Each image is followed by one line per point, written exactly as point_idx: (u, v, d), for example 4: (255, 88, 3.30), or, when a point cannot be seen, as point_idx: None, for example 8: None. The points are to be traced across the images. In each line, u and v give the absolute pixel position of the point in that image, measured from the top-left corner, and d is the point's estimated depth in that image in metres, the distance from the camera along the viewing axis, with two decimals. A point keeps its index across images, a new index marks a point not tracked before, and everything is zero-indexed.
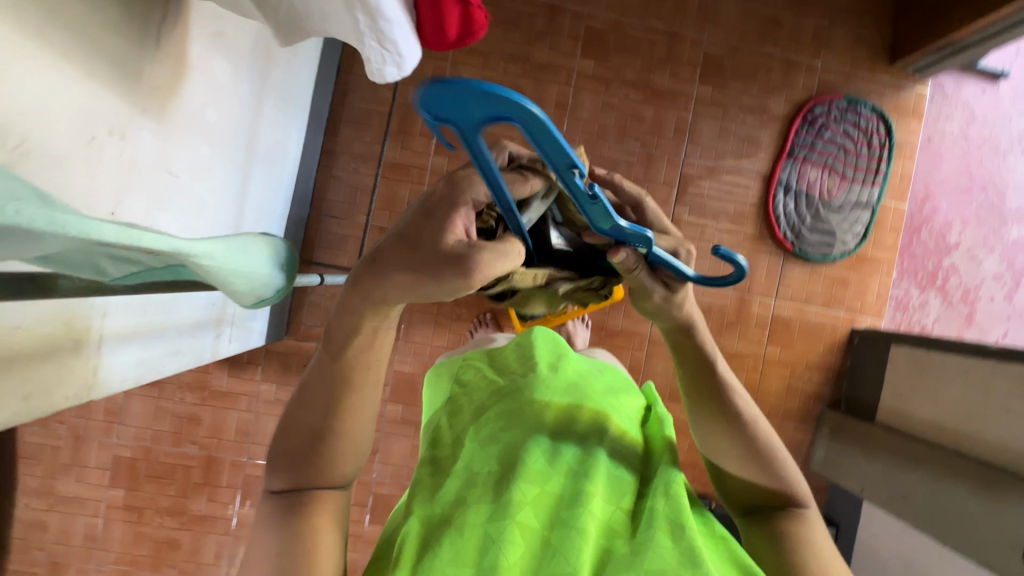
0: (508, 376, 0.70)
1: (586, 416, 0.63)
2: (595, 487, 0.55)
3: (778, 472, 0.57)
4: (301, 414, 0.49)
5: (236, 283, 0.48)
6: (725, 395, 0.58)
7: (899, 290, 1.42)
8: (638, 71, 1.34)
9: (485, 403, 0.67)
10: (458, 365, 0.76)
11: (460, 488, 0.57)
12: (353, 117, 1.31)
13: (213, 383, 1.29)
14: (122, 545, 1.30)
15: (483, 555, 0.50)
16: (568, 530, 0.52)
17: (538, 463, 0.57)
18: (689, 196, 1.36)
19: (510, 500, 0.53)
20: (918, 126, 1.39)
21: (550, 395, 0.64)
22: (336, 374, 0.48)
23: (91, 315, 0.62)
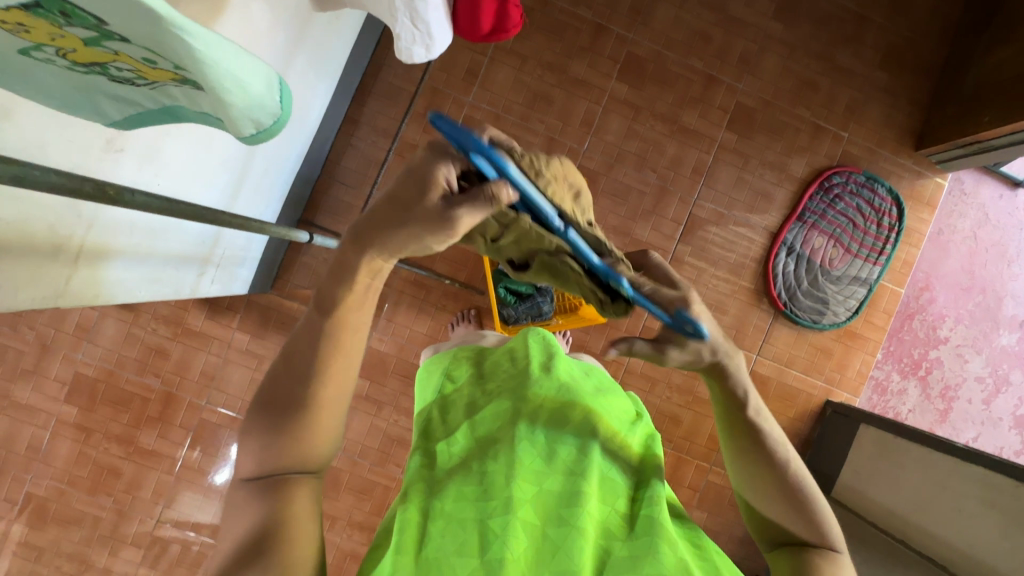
0: (502, 371, 0.67)
1: (580, 416, 0.59)
2: (589, 487, 0.53)
3: (812, 511, 0.55)
4: (284, 375, 0.49)
5: (229, 93, 0.39)
6: (760, 433, 0.57)
7: (881, 372, 1.42)
8: (669, 105, 1.35)
9: (477, 398, 0.63)
10: (445, 361, 0.72)
11: (460, 478, 0.54)
12: (383, 91, 1.32)
13: (189, 321, 1.29)
14: (64, 462, 1.29)
15: (484, 549, 0.48)
16: (566, 527, 0.50)
17: (533, 461, 0.55)
18: (693, 236, 1.36)
19: (512, 495, 0.51)
20: (931, 216, 1.40)
21: (541, 394, 0.61)
22: (324, 333, 0.49)
23: (75, 227, 0.63)
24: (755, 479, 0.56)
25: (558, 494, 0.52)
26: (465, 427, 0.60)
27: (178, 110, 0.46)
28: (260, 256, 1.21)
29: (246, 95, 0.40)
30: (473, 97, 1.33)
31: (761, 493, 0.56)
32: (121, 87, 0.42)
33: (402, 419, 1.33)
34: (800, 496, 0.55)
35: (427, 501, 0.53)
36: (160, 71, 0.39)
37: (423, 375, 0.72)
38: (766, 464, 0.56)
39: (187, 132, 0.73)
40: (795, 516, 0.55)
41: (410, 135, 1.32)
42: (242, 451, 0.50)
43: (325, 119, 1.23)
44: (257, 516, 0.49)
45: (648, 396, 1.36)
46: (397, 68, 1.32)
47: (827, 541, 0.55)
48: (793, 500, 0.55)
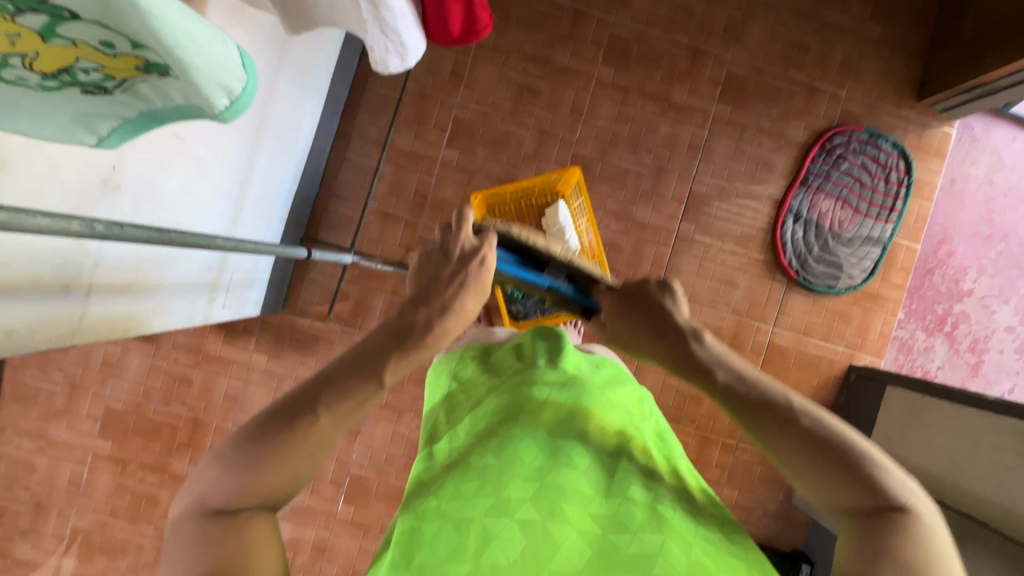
0: (506, 371, 0.67)
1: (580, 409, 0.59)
2: (584, 481, 0.52)
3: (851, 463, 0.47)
4: (296, 409, 0.48)
5: (188, 54, 0.36)
6: (754, 394, 0.53)
7: (904, 332, 1.38)
8: (658, 83, 1.34)
9: (482, 398, 0.64)
10: (452, 362, 0.72)
11: (459, 476, 0.53)
12: (371, 103, 1.33)
13: (208, 347, 1.32)
14: (104, 495, 1.33)
15: (480, 551, 0.46)
16: (563, 524, 0.48)
17: (533, 459, 0.53)
18: (696, 213, 1.34)
19: (509, 495, 0.50)
20: (941, 166, 1.35)
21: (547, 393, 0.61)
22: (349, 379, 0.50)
23: (82, 264, 0.65)
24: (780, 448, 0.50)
25: (555, 490, 0.50)
26: (467, 427, 0.60)
27: (157, 114, 0.44)
28: (269, 278, 1.23)
29: (209, 62, 0.37)
30: (460, 98, 1.33)
31: (795, 458, 0.49)
32: (90, 93, 0.39)
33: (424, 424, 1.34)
34: (840, 449, 0.48)
35: (424, 504, 0.52)
36: (121, 60, 0.36)
37: (432, 376, 0.73)
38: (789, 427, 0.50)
39: (182, 167, 0.75)
40: (843, 478, 0.47)
41: (403, 144, 1.33)
42: (207, 482, 0.46)
43: (318, 136, 1.25)
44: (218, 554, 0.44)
45: (666, 378, 1.34)
46: (383, 78, 1.33)
47: (896, 498, 0.45)
48: (829, 455, 0.48)
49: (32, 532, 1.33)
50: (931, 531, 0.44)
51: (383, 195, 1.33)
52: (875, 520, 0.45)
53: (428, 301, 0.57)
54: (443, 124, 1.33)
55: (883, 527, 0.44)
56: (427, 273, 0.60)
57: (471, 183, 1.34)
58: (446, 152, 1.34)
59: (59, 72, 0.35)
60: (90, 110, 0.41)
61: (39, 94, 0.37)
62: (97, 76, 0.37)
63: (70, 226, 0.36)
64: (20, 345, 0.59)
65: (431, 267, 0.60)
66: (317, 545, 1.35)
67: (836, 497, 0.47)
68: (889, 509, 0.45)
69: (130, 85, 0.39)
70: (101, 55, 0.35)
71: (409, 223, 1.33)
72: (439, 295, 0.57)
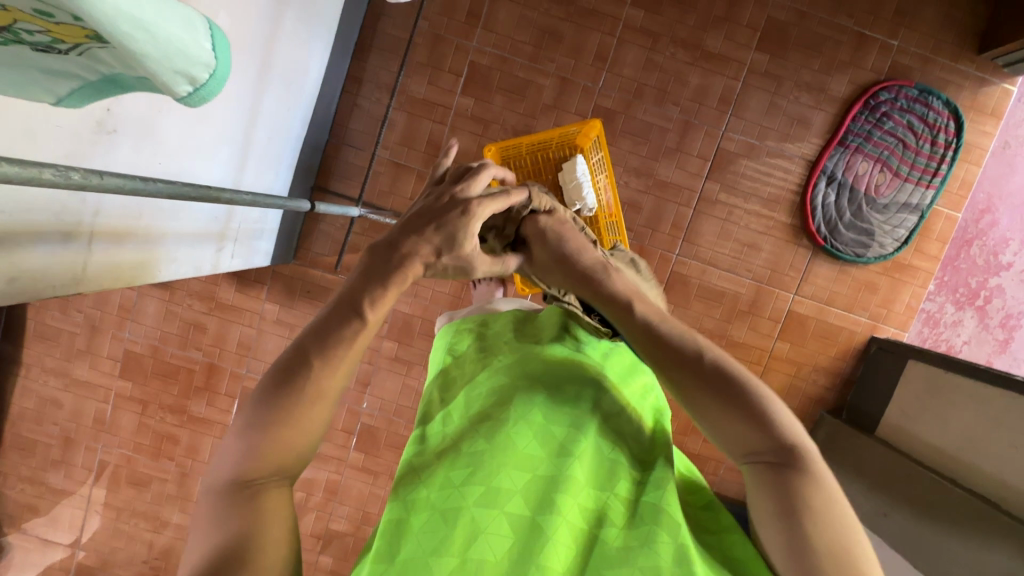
0: (502, 347, 0.65)
1: (580, 392, 0.57)
2: (580, 469, 0.50)
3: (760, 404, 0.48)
4: (298, 364, 0.47)
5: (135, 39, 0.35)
6: (670, 334, 0.52)
7: (932, 304, 1.32)
8: (690, 28, 1.23)
9: (477, 373, 0.62)
10: (451, 336, 0.71)
11: (447, 463, 0.52)
12: (383, 45, 1.26)
13: (220, 295, 1.33)
14: (127, 432, 1.39)
15: (468, 546, 0.46)
16: (552, 516, 0.47)
17: (527, 446, 0.52)
18: (723, 173, 1.27)
19: (500, 485, 0.49)
20: (996, 128, 1.25)
21: (543, 370, 0.59)
22: (342, 325, 0.49)
23: (82, 213, 0.63)
24: (695, 409, 0.50)
25: (548, 480, 0.49)
26: (461, 407, 0.58)
27: (121, 81, 0.42)
28: (279, 228, 1.22)
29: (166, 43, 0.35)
30: (477, 41, 1.25)
31: (711, 409, 0.49)
32: (48, 57, 0.37)
33: None
34: (752, 398, 0.48)
35: (412, 491, 0.51)
36: (66, 28, 0.35)
37: (435, 346, 0.72)
38: (700, 379, 0.49)
39: (178, 111, 0.71)
40: (751, 437, 0.47)
41: (416, 91, 1.27)
42: (222, 455, 0.47)
43: (328, 80, 1.19)
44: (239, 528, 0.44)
45: None
46: (396, 18, 1.25)
47: (797, 449, 0.47)
48: (747, 406, 0.48)
49: (63, 463, 1.40)
50: (818, 464, 0.47)
51: (394, 145, 1.28)
52: (778, 463, 0.46)
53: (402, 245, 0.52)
54: (458, 70, 1.26)
55: (793, 478, 0.45)
56: (427, 216, 0.54)
57: (486, 135, 1.28)
58: (461, 100, 1.27)
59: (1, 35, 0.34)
60: (44, 72, 0.38)
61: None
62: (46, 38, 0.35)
63: (42, 175, 0.34)
64: (20, 292, 0.58)
65: (429, 209, 0.55)
66: (328, 488, 1.41)
67: (744, 443, 0.48)
68: (795, 459, 0.46)
69: (86, 51, 0.37)
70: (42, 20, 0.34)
71: (422, 175, 1.29)
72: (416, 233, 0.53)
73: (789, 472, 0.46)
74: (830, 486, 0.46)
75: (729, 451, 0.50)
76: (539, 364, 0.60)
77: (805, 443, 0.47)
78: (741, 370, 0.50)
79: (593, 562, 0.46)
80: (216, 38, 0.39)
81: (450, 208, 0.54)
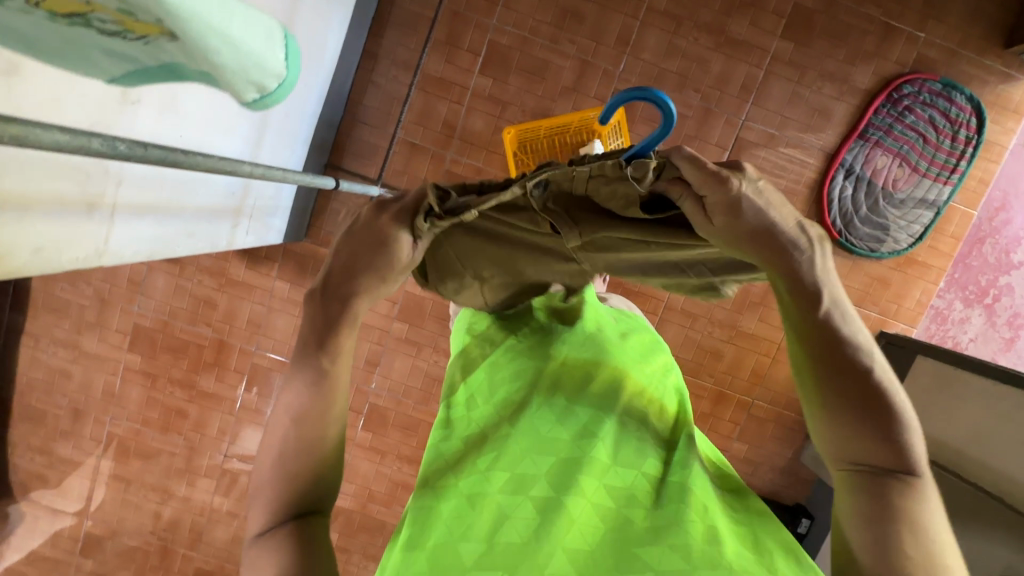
0: (522, 329, 0.65)
1: (601, 375, 0.57)
2: (602, 449, 0.50)
3: (889, 420, 0.45)
4: (292, 412, 0.50)
5: (220, 54, 0.36)
6: (828, 322, 0.47)
7: (942, 301, 1.33)
8: (715, 13, 1.21)
9: (499, 357, 0.62)
10: (469, 317, 0.71)
11: (476, 454, 0.53)
12: (400, 20, 1.23)
13: (231, 271, 1.32)
14: (136, 405, 1.40)
15: (496, 528, 0.45)
16: (579, 496, 0.46)
17: (551, 431, 0.52)
18: (741, 162, 1.26)
19: (525, 471, 0.49)
20: (1018, 125, 1.23)
21: (564, 355, 0.60)
22: (316, 362, 0.51)
23: (105, 184, 0.62)
24: (816, 392, 0.47)
25: (571, 461, 0.49)
26: (485, 395, 0.58)
27: (183, 72, 0.39)
28: (292, 206, 1.21)
29: (238, 51, 0.36)
30: (497, 19, 1.22)
31: (836, 412, 0.46)
32: (115, 44, 0.34)
33: (442, 360, 1.36)
34: (885, 412, 0.45)
35: (442, 479, 0.52)
36: (145, 24, 0.33)
37: (453, 329, 0.72)
38: (829, 374, 0.47)
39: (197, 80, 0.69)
40: (872, 440, 0.45)
41: (433, 69, 1.24)
42: (255, 508, 0.50)
43: (344, 55, 1.17)
44: (281, 564, 0.47)
45: (688, 332, 1.33)
46: None
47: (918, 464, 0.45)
48: (872, 418, 0.45)
49: (72, 434, 1.41)
50: (930, 497, 0.44)
51: (409, 124, 1.26)
52: (883, 480, 0.45)
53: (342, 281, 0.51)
54: (477, 48, 1.24)
55: (891, 497, 0.44)
56: (348, 238, 0.51)
57: (503, 116, 1.26)
58: (478, 80, 1.25)
59: (73, 17, 0.31)
60: (106, 54, 0.35)
61: (52, 27, 0.32)
62: (119, 32, 0.33)
63: (89, 144, 0.33)
64: (45, 266, 0.57)
65: (355, 234, 0.51)
66: None
67: (855, 451, 0.46)
68: (902, 482, 0.44)
69: (154, 42, 0.34)
70: (120, 14, 0.31)
71: (436, 156, 1.28)
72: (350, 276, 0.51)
73: (884, 490, 0.44)
74: (935, 525, 0.43)
75: (829, 454, 0.48)
76: (558, 351, 0.60)
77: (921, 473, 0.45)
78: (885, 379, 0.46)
79: (622, 540, 0.44)
80: (288, 49, 0.40)
81: (379, 242, 0.51)
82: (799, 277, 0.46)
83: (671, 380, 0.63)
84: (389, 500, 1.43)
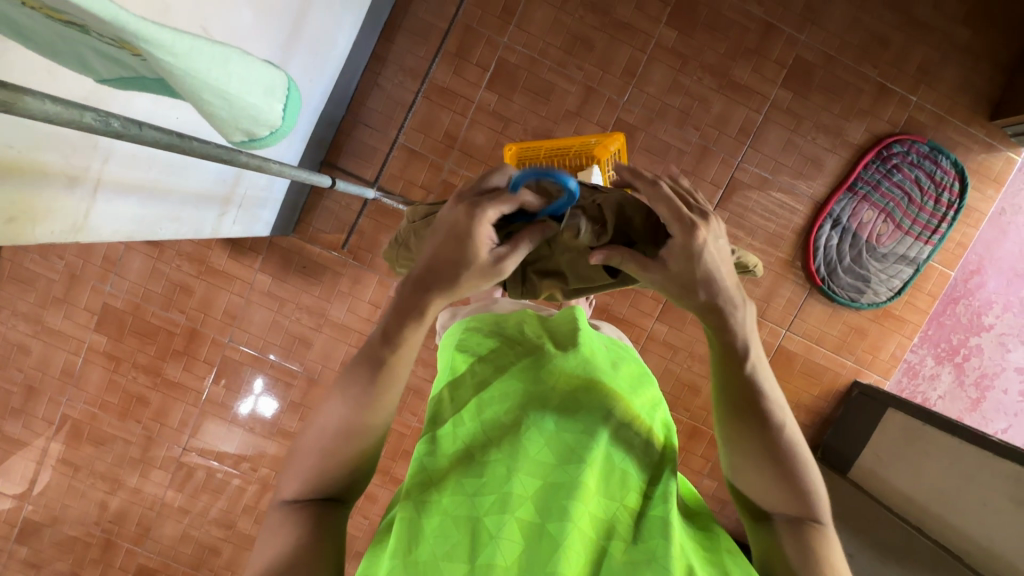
0: (513, 349, 0.62)
1: (594, 400, 0.55)
2: (590, 477, 0.49)
3: (797, 478, 0.54)
4: (342, 402, 0.53)
5: (207, 100, 0.35)
6: (753, 394, 0.55)
7: (914, 356, 1.35)
8: (720, 56, 1.24)
9: (489, 377, 0.59)
10: (459, 334, 0.66)
11: (461, 470, 0.51)
12: (412, 28, 1.24)
13: (212, 259, 1.29)
14: (95, 388, 1.34)
15: (479, 550, 0.46)
16: (565, 524, 0.46)
17: (539, 453, 0.51)
18: (732, 202, 1.28)
19: (512, 492, 0.48)
20: (997, 193, 1.28)
21: (559, 374, 0.57)
22: (377, 363, 0.53)
23: (91, 159, 0.60)
24: (745, 445, 0.55)
25: (560, 486, 0.48)
26: (473, 409, 0.55)
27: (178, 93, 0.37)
28: (283, 199, 1.19)
29: (230, 104, 0.35)
30: (508, 38, 1.24)
31: (750, 470, 0.55)
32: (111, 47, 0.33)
33: (419, 370, 1.34)
34: (795, 474, 0.54)
35: (427, 494, 0.50)
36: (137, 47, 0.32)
37: (441, 344, 0.68)
38: (751, 437, 0.54)
39: None
40: (789, 490, 0.54)
41: (440, 79, 1.25)
42: (287, 475, 0.55)
43: (353, 55, 1.17)
44: (293, 538, 0.53)
45: (669, 364, 1.33)
46: (429, 3, 1.23)
47: (822, 513, 0.55)
48: (784, 474, 0.54)
49: (23, 413, 1.34)
50: (831, 539, 0.55)
51: (411, 131, 1.26)
52: (794, 525, 0.55)
53: (429, 278, 0.52)
54: (485, 64, 1.25)
55: (805, 540, 0.54)
56: (436, 246, 0.52)
57: (504, 133, 1.27)
58: (484, 95, 1.26)
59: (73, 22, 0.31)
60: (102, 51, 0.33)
61: (43, 25, 0.31)
62: (115, 45, 0.33)
63: (83, 118, 0.32)
64: (20, 237, 0.55)
65: (445, 233, 0.52)
66: None
67: (767, 500, 0.56)
68: (809, 524, 0.54)
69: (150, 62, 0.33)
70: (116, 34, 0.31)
71: (434, 164, 1.27)
72: (433, 278, 0.52)
73: (800, 536, 0.54)
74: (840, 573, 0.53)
75: (753, 497, 0.57)
76: (551, 371, 0.57)
77: (823, 516, 0.55)
78: (792, 438, 0.55)
79: None
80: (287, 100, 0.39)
81: (465, 237, 0.51)
82: (733, 350, 0.54)
83: (658, 411, 0.62)
84: (350, 509, 1.38)
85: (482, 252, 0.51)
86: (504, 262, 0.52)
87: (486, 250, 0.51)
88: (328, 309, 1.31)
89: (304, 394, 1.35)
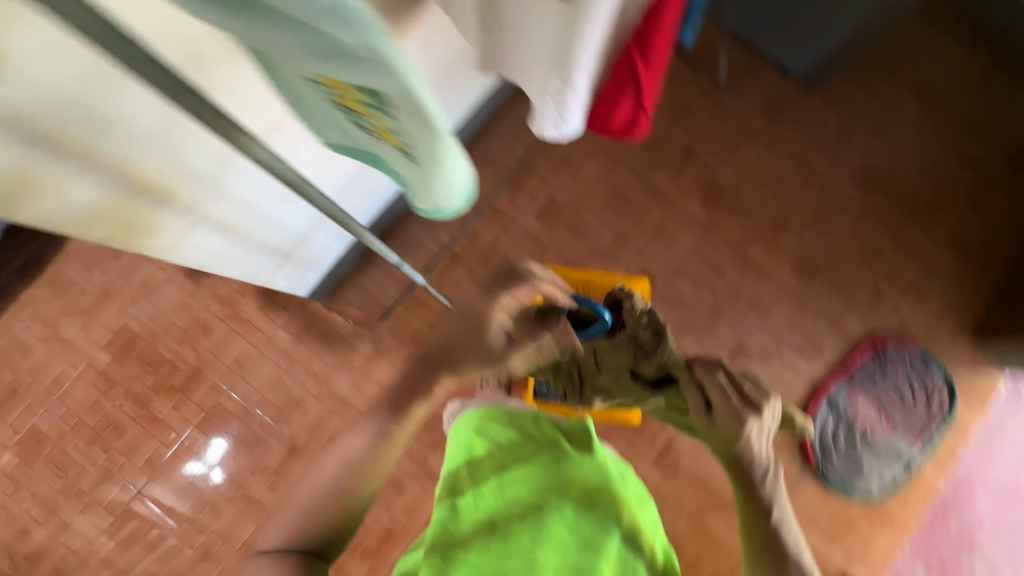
0: (533, 441, 0.66)
1: (608, 500, 0.61)
2: (607, 565, 0.55)
3: None
4: (348, 450, 0.59)
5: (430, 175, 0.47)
6: (776, 544, 0.58)
7: (905, 564, 1.31)
8: (738, 235, 1.41)
9: (510, 459, 0.63)
10: (476, 420, 0.69)
11: (485, 537, 0.56)
12: (481, 154, 1.43)
13: (241, 307, 1.34)
14: (77, 406, 1.31)
15: None
16: None
17: (559, 533, 0.56)
18: (736, 364, 1.36)
19: (537, 562, 0.53)
20: (984, 410, 1.35)
21: (579, 470, 0.63)
22: (387, 425, 0.59)
23: (208, 196, 0.71)
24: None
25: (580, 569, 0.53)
26: (496, 484, 0.61)
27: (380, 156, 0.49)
28: (329, 268, 1.27)
29: (437, 179, 0.48)
30: (560, 180, 1.43)
31: None
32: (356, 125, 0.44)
33: (404, 462, 1.30)
34: None
35: (452, 557, 0.55)
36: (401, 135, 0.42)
37: (454, 431, 0.69)
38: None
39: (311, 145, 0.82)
40: None
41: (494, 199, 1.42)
42: (277, 522, 0.58)
43: None
44: None
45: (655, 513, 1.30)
46: (499, 138, 1.44)
47: None
48: None
49: None
50: None
51: (458, 236, 1.40)
52: None
53: (440, 358, 0.58)
54: (536, 196, 1.42)
55: None
56: (452, 332, 0.58)
57: (540, 256, 1.39)
58: (529, 221, 1.41)
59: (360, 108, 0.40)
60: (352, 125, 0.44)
61: (320, 97, 0.41)
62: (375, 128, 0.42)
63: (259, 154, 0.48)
64: (128, 243, 0.66)
65: (460, 317, 0.57)
66: (245, 544, 1.28)
67: None
68: None
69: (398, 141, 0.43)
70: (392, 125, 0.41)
71: (471, 269, 1.39)
72: (450, 359, 0.57)
73: None
74: None
75: None
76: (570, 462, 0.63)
77: None
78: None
79: None
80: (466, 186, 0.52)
81: (480, 325, 0.56)
82: (758, 500, 0.59)
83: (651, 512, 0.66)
84: None
85: (492, 341, 0.56)
86: (512, 347, 0.57)
87: (496, 335, 0.56)
88: (334, 379, 1.33)
89: (282, 461, 1.31)
